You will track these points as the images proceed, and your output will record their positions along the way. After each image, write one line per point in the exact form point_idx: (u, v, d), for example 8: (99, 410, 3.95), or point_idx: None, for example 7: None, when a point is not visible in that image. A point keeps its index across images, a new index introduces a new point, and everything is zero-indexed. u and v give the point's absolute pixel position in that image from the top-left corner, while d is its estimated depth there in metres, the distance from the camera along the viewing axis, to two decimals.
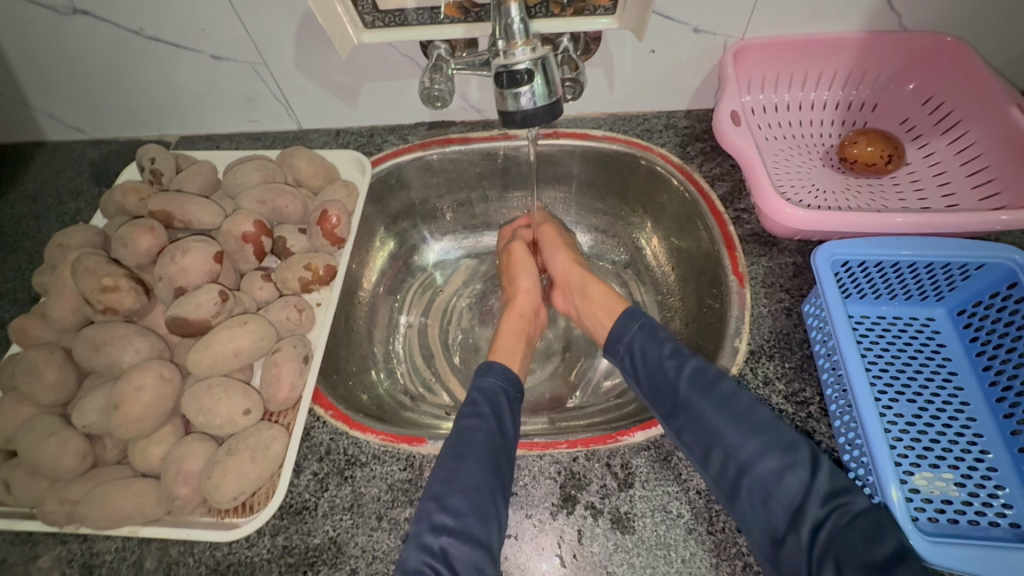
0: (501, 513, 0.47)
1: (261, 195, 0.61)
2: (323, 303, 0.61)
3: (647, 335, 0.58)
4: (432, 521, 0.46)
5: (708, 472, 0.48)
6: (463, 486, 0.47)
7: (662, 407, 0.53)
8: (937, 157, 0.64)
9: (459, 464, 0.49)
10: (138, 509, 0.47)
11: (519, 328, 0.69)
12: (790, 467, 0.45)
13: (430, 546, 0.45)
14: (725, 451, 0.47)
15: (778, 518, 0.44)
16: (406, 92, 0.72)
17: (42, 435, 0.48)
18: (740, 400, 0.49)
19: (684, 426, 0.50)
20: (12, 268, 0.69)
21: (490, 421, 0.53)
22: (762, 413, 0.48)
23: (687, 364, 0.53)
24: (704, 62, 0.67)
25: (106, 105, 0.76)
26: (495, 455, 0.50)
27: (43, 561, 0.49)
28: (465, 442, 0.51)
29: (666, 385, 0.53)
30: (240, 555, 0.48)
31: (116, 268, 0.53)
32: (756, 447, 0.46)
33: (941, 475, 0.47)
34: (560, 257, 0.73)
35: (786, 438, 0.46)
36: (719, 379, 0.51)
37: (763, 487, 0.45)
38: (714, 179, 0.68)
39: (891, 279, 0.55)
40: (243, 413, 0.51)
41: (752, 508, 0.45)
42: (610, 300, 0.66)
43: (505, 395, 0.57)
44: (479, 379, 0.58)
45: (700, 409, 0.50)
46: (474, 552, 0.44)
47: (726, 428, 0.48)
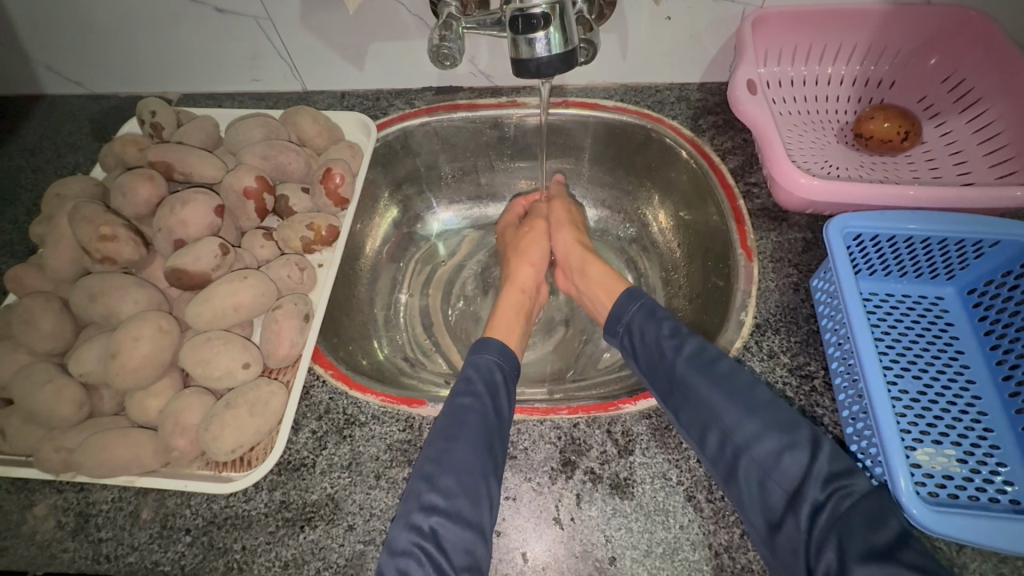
0: (495, 493, 0.46)
1: (263, 151, 0.60)
2: (324, 264, 0.60)
3: (647, 314, 0.57)
4: (422, 501, 0.45)
5: (706, 452, 0.47)
6: (454, 467, 0.46)
7: (660, 385, 0.52)
8: (954, 136, 0.62)
9: (450, 446, 0.48)
10: (135, 458, 0.47)
11: (518, 303, 0.68)
12: (790, 446, 0.44)
13: (419, 526, 0.44)
14: (722, 431, 0.46)
15: (777, 499, 0.43)
16: (414, 53, 0.70)
17: (38, 381, 0.47)
18: (740, 379, 0.48)
19: (682, 405, 0.49)
20: (9, 220, 0.68)
21: (484, 399, 0.51)
22: (762, 393, 0.48)
23: (686, 343, 0.52)
24: (720, 31, 0.66)
25: (106, 58, 0.73)
26: (489, 434, 0.49)
27: (40, 509, 0.49)
28: (457, 422, 0.50)
29: (664, 363, 0.52)
30: (237, 508, 0.48)
31: (114, 218, 0.52)
32: (754, 426, 0.46)
33: (943, 451, 0.47)
34: (563, 236, 0.72)
35: (787, 418, 0.46)
36: (718, 358, 0.50)
37: (762, 467, 0.44)
38: (726, 153, 0.67)
39: (902, 255, 0.54)
40: (243, 366, 0.50)
41: (749, 488, 0.44)
42: (612, 281, 0.65)
43: (499, 372, 0.55)
44: (474, 357, 0.57)
45: (699, 387, 0.49)
46: (466, 534, 0.44)
47: (724, 407, 0.47)
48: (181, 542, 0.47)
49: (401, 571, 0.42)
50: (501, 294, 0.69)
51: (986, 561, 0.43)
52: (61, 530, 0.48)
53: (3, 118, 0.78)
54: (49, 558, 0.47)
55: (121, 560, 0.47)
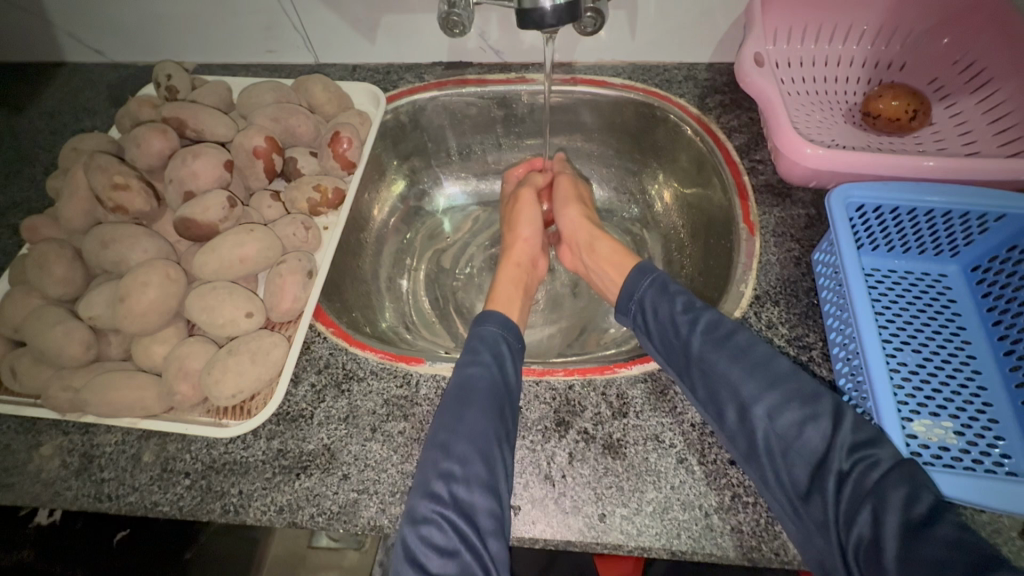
0: (508, 457, 0.46)
1: (274, 113, 0.61)
2: (330, 226, 0.61)
3: (660, 290, 0.55)
4: (439, 468, 0.45)
5: (724, 428, 0.46)
6: (468, 434, 0.46)
7: (676, 360, 0.50)
8: (963, 116, 0.62)
9: (464, 413, 0.47)
10: (138, 400, 0.48)
11: (518, 276, 0.67)
12: (810, 417, 0.42)
13: (438, 494, 0.44)
14: (741, 405, 0.45)
15: (800, 471, 0.42)
16: (425, 27, 0.71)
17: (49, 322, 0.49)
18: (756, 353, 0.46)
19: (699, 380, 0.48)
20: (27, 178, 0.70)
21: (492, 368, 0.51)
22: (780, 364, 0.46)
23: (700, 319, 0.50)
24: (732, 7, 0.66)
25: (125, 27, 0.75)
26: (499, 402, 0.48)
27: (45, 448, 0.50)
28: (468, 389, 0.49)
29: (677, 338, 0.50)
30: (236, 455, 0.49)
31: (127, 169, 0.53)
32: (775, 398, 0.44)
33: (940, 422, 0.46)
34: (571, 213, 0.71)
35: (807, 388, 0.44)
36: (733, 332, 0.48)
37: (784, 440, 0.43)
38: (732, 131, 0.67)
39: (905, 229, 0.54)
40: (245, 316, 0.51)
41: (771, 463, 0.43)
42: (621, 257, 0.64)
43: (505, 343, 0.54)
44: (478, 327, 0.56)
45: (715, 363, 0.47)
46: (487, 501, 0.44)
47: (742, 381, 0.45)
48: (180, 484, 0.48)
49: (424, 538, 0.42)
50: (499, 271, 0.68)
51: (982, 531, 0.43)
52: (65, 470, 0.49)
53: (25, 84, 0.80)
54: (53, 495, 0.48)
55: (122, 500, 0.48)
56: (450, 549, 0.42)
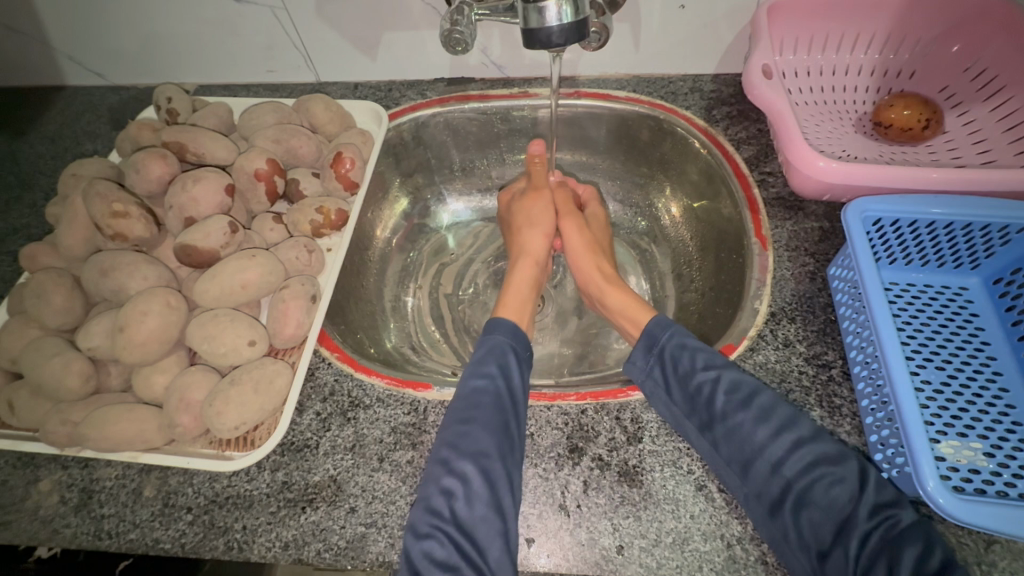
0: (513, 468, 0.45)
1: (275, 135, 0.60)
2: (333, 248, 0.59)
3: (680, 345, 0.52)
4: (441, 486, 0.44)
5: (748, 487, 0.43)
6: (470, 450, 0.45)
7: (692, 424, 0.47)
8: (977, 125, 0.60)
9: (468, 429, 0.47)
10: (138, 434, 0.47)
11: (532, 276, 0.67)
12: (836, 477, 0.42)
13: (439, 509, 0.43)
14: (766, 465, 0.44)
15: (825, 529, 0.41)
16: (427, 43, 0.71)
17: (47, 354, 0.48)
18: (781, 414, 0.45)
19: (724, 442, 0.45)
20: (27, 204, 0.70)
21: (498, 382, 0.50)
22: (804, 426, 0.45)
23: (721, 379, 0.47)
24: (736, 19, 0.65)
25: (125, 49, 0.75)
26: (503, 416, 0.47)
27: (44, 484, 0.49)
28: (471, 405, 0.48)
29: (699, 396, 0.47)
30: (239, 488, 0.48)
31: (127, 195, 0.52)
32: (800, 462, 0.43)
33: (969, 444, 0.44)
34: (584, 263, 0.68)
35: (833, 450, 0.43)
36: (756, 392, 0.46)
37: (813, 500, 0.42)
38: (740, 143, 0.66)
39: (924, 241, 0.52)
40: (248, 344, 0.50)
41: (796, 523, 0.41)
42: (636, 310, 0.62)
43: (513, 353, 0.54)
44: (487, 336, 0.55)
45: (740, 425, 0.45)
46: (489, 517, 0.43)
47: (767, 442, 0.44)
48: (182, 520, 0.47)
49: (426, 553, 0.41)
50: (512, 264, 0.68)
51: (1018, 560, 0.41)
52: (63, 506, 0.48)
53: (26, 107, 0.79)
54: (52, 533, 0.47)
55: (122, 537, 0.46)
56: (450, 563, 0.42)
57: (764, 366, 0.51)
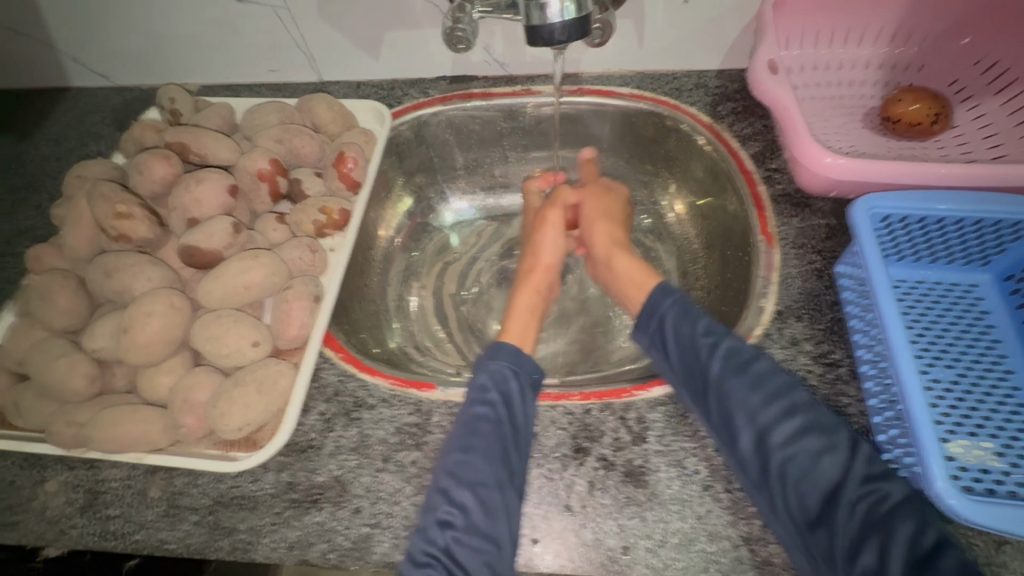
0: (513, 498, 0.44)
1: (278, 135, 0.60)
2: (336, 248, 0.59)
3: (681, 313, 0.52)
4: (439, 516, 0.43)
5: (737, 453, 0.44)
6: (468, 480, 0.44)
7: (688, 388, 0.48)
8: (987, 119, 0.60)
9: (467, 458, 0.45)
10: (143, 434, 0.47)
11: (533, 303, 0.65)
12: (828, 446, 0.41)
13: (435, 539, 0.42)
14: (757, 432, 0.43)
15: (811, 499, 0.40)
16: (430, 41, 0.70)
17: (52, 355, 0.48)
18: (776, 382, 0.45)
19: (716, 407, 0.45)
20: (33, 206, 0.70)
21: (500, 409, 0.48)
22: (799, 395, 0.44)
23: (720, 345, 0.48)
24: (741, 13, 0.64)
25: (128, 51, 0.75)
26: (504, 448, 0.46)
27: (50, 484, 0.49)
28: (471, 431, 0.47)
29: (697, 363, 0.48)
30: (244, 488, 0.48)
31: (130, 197, 0.53)
32: (792, 429, 0.42)
33: (979, 443, 0.44)
34: (598, 229, 0.68)
35: (827, 420, 0.43)
36: (753, 359, 0.46)
37: (800, 468, 0.41)
38: (745, 139, 0.65)
39: (934, 238, 0.52)
40: (252, 345, 0.50)
41: (782, 490, 0.41)
42: (641, 277, 0.61)
43: (516, 379, 0.50)
44: (488, 362, 0.52)
45: (733, 391, 0.45)
46: (485, 548, 0.42)
47: (759, 408, 0.44)
48: (187, 521, 0.47)
49: None
50: (514, 291, 0.66)
51: None
52: (70, 506, 0.48)
53: (31, 109, 0.80)
54: (59, 533, 0.47)
55: (128, 538, 0.46)
56: None
57: None
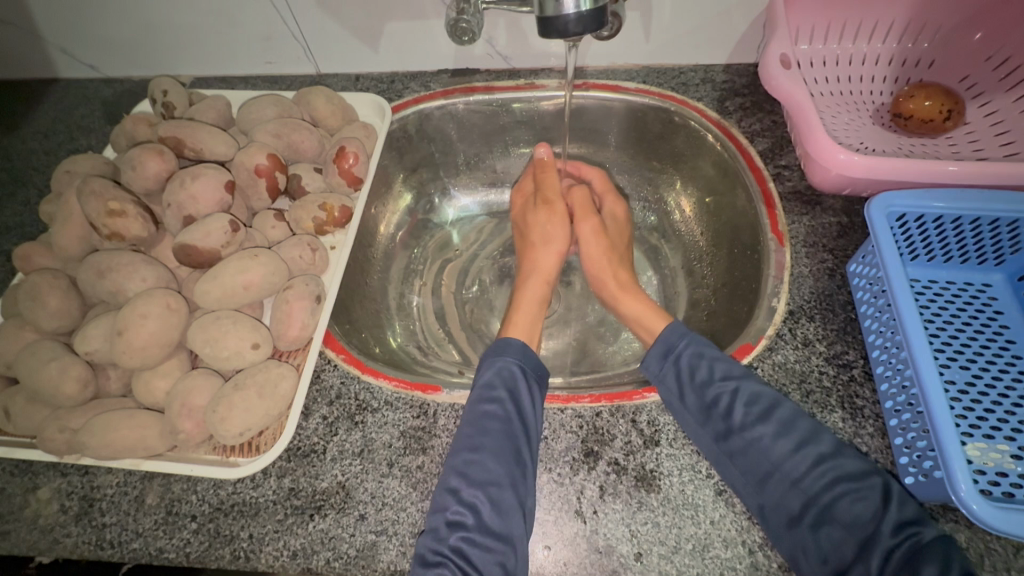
0: (526, 495, 0.43)
1: (276, 129, 0.58)
2: (336, 246, 0.58)
3: (697, 354, 0.49)
4: (448, 516, 0.42)
5: (764, 499, 0.42)
6: (479, 479, 0.43)
7: (706, 435, 0.45)
8: (999, 115, 0.59)
9: (476, 457, 0.44)
10: (140, 440, 0.45)
11: (542, 295, 0.63)
12: (859, 494, 0.40)
13: (442, 539, 0.41)
14: (784, 480, 0.42)
15: (847, 547, 0.39)
16: (432, 33, 0.68)
17: (43, 359, 0.46)
18: (802, 427, 0.43)
19: (740, 455, 0.44)
20: (21, 202, 0.68)
21: (508, 406, 0.47)
22: (826, 441, 0.43)
23: (740, 391, 0.46)
24: (750, 7, 0.63)
25: (119, 41, 0.72)
26: (514, 443, 0.45)
27: (43, 492, 0.48)
28: (480, 430, 0.46)
29: (716, 409, 0.46)
30: (245, 495, 0.46)
31: (122, 193, 0.51)
32: (821, 478, 0.41)
33: (996, 446, 0.43)
34: (603, 264, 0.65)
35: (855, 468, 0.41)
36: (776, 404, 0.45)
37: (835, 519, 0.40)
38: (754, 135, 0.64)
39: (948, 237, 0.51)
40: (252, 347, 0.48)
41: (814, 539, 0.40)
42: (652, 318, 0.59)
43: (522, 376, 0.50)
44: (495, 359, 0.52)
45: (758, 440, 0.44)
46: (497, 547, 0.41)
47: (786, 457, 0.43)
48: (186, 529, 0.45)
49: None
50: (522, 282, 0.65)
51: None
52: (64, 515, 0.46)
53: (18, 102, 0.77)
54: (53, 543, 0.46)
55: (125, 547, 0.45)
56: None
57: (783, 366, 0.50)
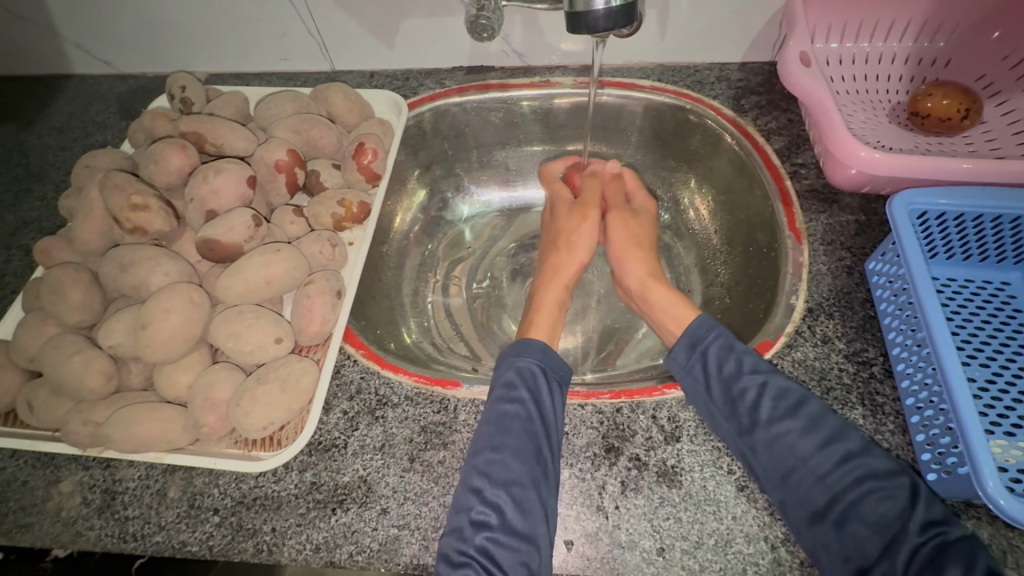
0: (548, 497, 0.43)
1: (295, 125, 0.58)
2: (355, 242, 0.58)
3: (726, 348, 0.49)
4: (472, 516, 0.42)
5: (787, 493, 0.42)
6: (502, 479, 0.44)
7: (729, 428, 0.45)
8: (1016, 114, 0.59)
9: (499, 457, 0.45)
10: (164, 433, 0.46)
11: (560, 299, 0.63)
12: (885, 493, 0.40)
13: (467, 540, 0.41)
14: (807, 475, 0.42)
15: (872, 545, 0.40)
16: (448, 30, 0.68)
17: (66, 352, 0.46)
18: (829, 424, 0.44)
19: (762, 450, 0.44)
20: (37, 197, 0.68)
21: (529, 406, 0.47)
22: (854, 439, 0.43)
23: (768, 386, 0.46)
24: (768, 5, 0.63)
25: (134, 37, 0.72)
26: (535, 442, 0.45)
27: (65, 485, 0.48)
28: (501, 429, 0.46)
29: (741, 403, 0.46)
30: (266, 489, 0.46)
31: (145, 188, 0.51)
32: (848, 475, 0.41)
33: (1017, 443, 0.43)
34: (632, 263, 0.64)
35: (882, 466, 0.41)
36: (804, 400, 0.45)
37: (860, 516, 0.40)
38: (770, 133, 0.64)
39: (967, 235, 0.51)
40: (274, 341, 0.48)
41: (837, 535, 0.40)
42: (680, 311, 0.58)
43: (543, 376, 0.50)
44: (515, 359, 0.51)
45: (784, 435, 0.44)
46: (521, 547, 0.41)
47: (812, 454, 0.43)
48: (209, 522, 0.45)
49: None
50: (542, 284, 0.64)
51: None
52: (86, 507, 0.47)
53: (32, 98, 0.77)
54: (75, 535, 0.46)
55: (148, 540, 0.45)
56: None
57: (803, 363, 0.50)
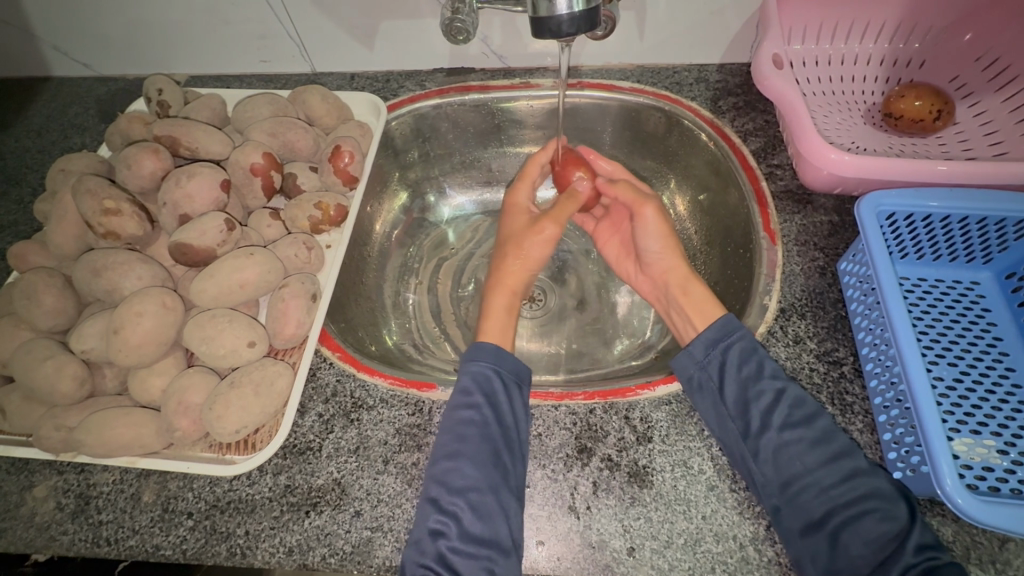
0: (508, 500, 0.43)
1: (270, 128, 0.58)
2: (332, 245, 0.58)
3: (748, 351, 0.48)
4: (429, 526, 0.42)
5: (784, 501, 0.43)
6: (455, 487, 0.44)
7: (733, 430, 0.46)
8: (988, 116, 0.59)
9: (453, 464, 0.45)
10: (136, 438, 0.46)
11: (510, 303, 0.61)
12: (887, 514, 0.40)
13: (424, 547, 0.41)
14: (812, 484, 0.43)
15: (864, 562, 0.40)
16: (426, 33, 0.69)
17: (38, 357, 0.46)
18: (840, 442, 0.44)
19: (765, 457, 0.44)
20: (15, 200, 0.68)
21: (485, 411, 0.47)
22: (861, 458, 0.43)
23: (785, 394, 0.46)
24: (744, 7, 0.63)
25: (113, 40, 0.72)
26: (491, 446, 0.45)
27: (39, 490, 0.48)
28: (458, 437, 0.46)
29: (755, 403, 0.46)
30: (241, 492, 0.47)
31: (118, 192, 0.51)
32: (853, 492, 0.41)
33: (982, 441, 0.43)
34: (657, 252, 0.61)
35: (888, 489, 0.41)
36: (818, 414, 0.45)
37: (856, 533, 0.40)
38: (747, 135, 0.65)
39: (936, 235, 0.52)
40: (248, 345, 0.49)
41: (829, 551, 0.40)
42: (708, 305, 0.57)
43: (496, 379, 0.50)
44: (470, 364, 0.51)
45: (790, 449, 0.44)
46: (482, 553, 0.41)
47: (818, 466, 0.43)
48: (183, 526, 0.45)
49: None
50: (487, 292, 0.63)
51: None
52: (61, 512, 0.47)
53: (10, 100, 0.77)
54: (48, 540, 0.46)
55: (122, 544, 0.45)
56: None
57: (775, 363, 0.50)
